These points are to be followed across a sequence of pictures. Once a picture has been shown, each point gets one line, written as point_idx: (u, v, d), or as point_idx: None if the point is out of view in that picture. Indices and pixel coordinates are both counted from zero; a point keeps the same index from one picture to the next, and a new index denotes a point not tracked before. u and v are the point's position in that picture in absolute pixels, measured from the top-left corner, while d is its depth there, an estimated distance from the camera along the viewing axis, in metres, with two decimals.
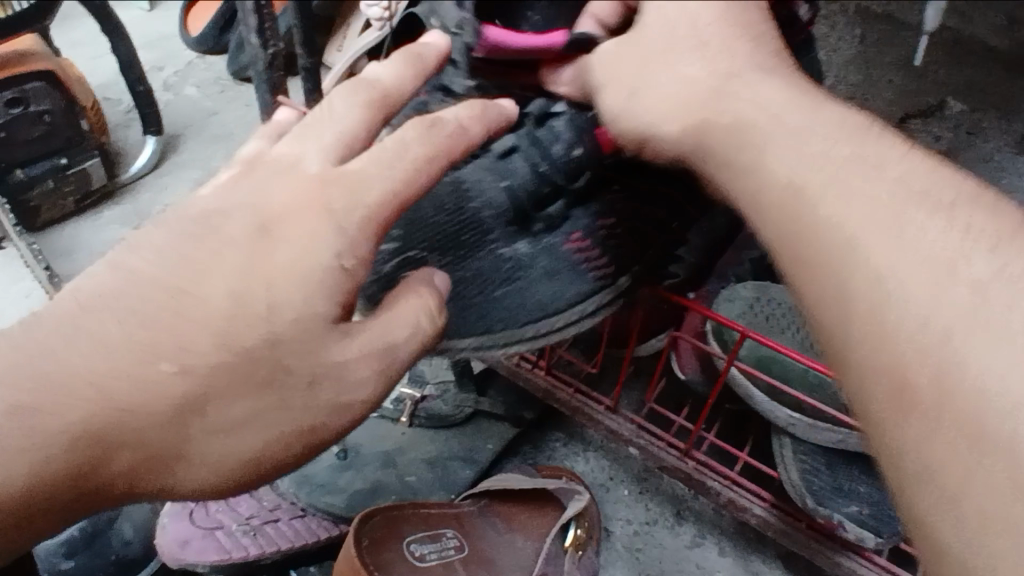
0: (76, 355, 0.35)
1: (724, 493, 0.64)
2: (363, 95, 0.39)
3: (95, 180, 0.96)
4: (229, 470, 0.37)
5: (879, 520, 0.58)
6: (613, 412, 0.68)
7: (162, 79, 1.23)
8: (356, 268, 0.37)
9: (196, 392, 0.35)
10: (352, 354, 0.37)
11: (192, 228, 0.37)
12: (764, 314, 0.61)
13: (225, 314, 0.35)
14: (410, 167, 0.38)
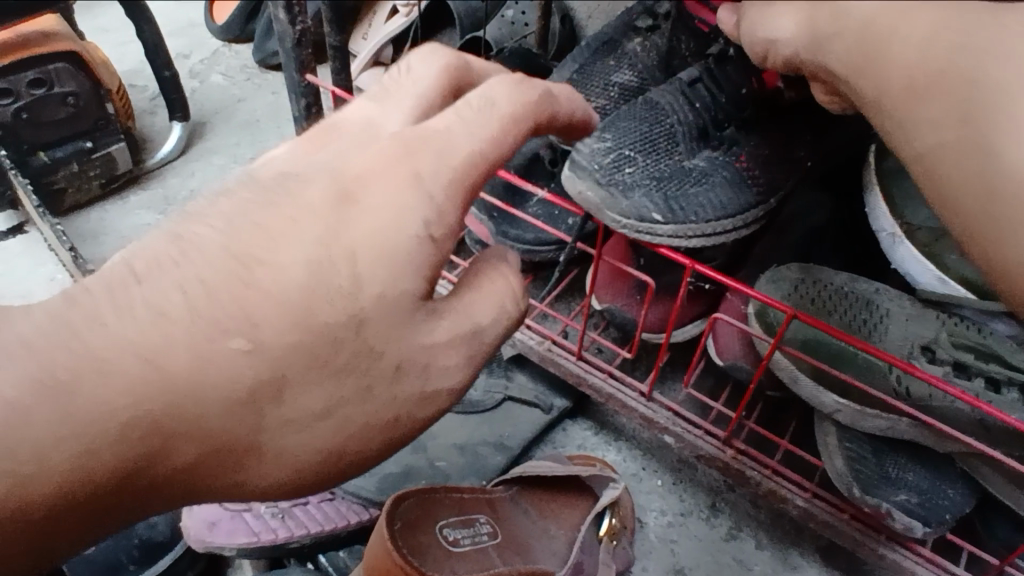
0: (130, 332, 0.32)
1: (764, 483, 0.62)
2: (443, 61, 0.38)
3: (120, 165, 0.96)
4: (301, 462, 0.37)
5: (928, 509, 0.55)
6: (648, 399, 0.66)
7: (189, 67, 1.22)
8: (445, 239, 0.36)
9: (272, 373, 0.34)
10: (441, 337, 0.37)
11: (260, 198, 0.35)
12: (809, 296, 0.59)
13: (304, 286, 0.34)
14: (497, 129, 0.36)
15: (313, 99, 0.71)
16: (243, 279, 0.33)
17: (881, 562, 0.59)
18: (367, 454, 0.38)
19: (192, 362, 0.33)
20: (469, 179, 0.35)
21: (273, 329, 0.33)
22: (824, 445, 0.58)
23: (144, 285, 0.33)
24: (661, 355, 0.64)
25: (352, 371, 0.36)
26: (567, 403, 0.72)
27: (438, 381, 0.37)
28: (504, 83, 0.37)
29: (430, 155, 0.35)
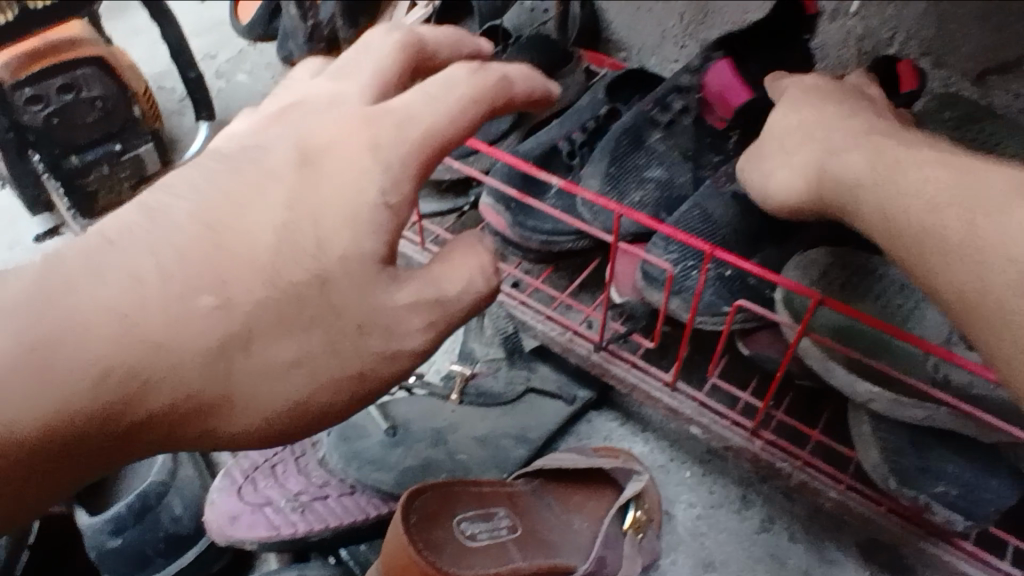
0: (102, 290, 0.33)
1: (794, 475, 0.60)
2: (398, 39, 0.41)
3: (148, 165, 0.99)
4: (274, 408, 0.37)
5: (970, 501, 0.51)
6: (674, 389, 0.65)
7: (216, 67, 1.24)
8: (400, 206, 0.37)
9: (243, 326, 0.35)
10: (403, 301, 0.38)
11: (227, 165, 0.36)
12: (837, 283, 0.57)
13: (272, 249, 0.35)
14: (454, 102, 0.37)
15: None
16: (211, 244, 0.34)
17: (918, 553, 0.58)
18: (335, 406, 0.39)
19: (167, 315, 0.33)
20: (427, 149, 0.37)
21: (234, 310, 0.34)
22: (858, 435, 0.56)
23: (121, 247, 0.34)
24: (685, 347, 0.60)
25: (320, 324, 0.36)
26: (591, 393, 0.71)
27: (407, 340, 0.38)
28: (467, 66, 0.39)
29: (390, 128, 0.37)
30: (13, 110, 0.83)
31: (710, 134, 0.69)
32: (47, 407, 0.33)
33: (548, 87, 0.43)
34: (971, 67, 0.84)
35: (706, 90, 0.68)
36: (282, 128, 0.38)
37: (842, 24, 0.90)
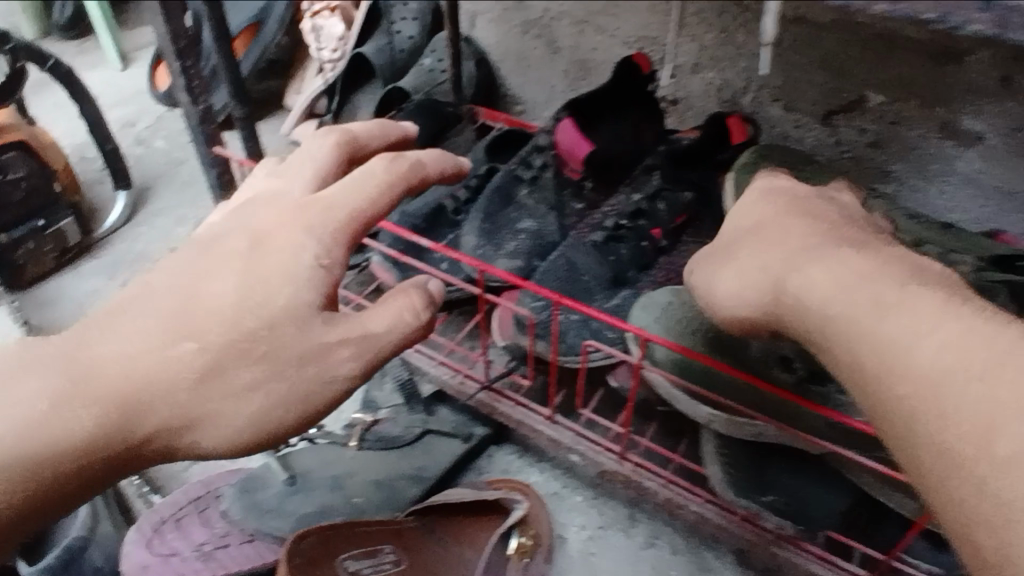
0: (112, 342, 0.39)
1: (661, 492, 0.66)
2: (332, 139, 0.48)
3: (69, 238, 1.02)
4: (238, 425, 0.41)
5: (798, 508, 0.58)
6: (553, 422, 0.71)
7: (134, 135, 1.26)
8: (333, 267, 0.42)
9: (211, 363, 0.40)
10: (333, 338, 0.42)
11: (197, 247, 0.43)
12: (675, 318, 0.64)
13: (234, 301, 0.40)
14: (374, 187, 0.45)
15: (225, 169, 0.76)
16: (184, 302, 0.40)
17: (776, 560, 0.62)
18: (287, 427, 0.43)
19: (157, 355, 0.39)
20: (350, 225, 0.43)
21: (204, 350, 0.40)
22: (706, 451, 0.62)
23: (127, 314, 0.40)
24: (577, 380, 0.67)
25: (270, 360, 0.41)
26: (487, 430, 0.77)
27: (340, 369, 0.43)
28: (384, 158, 0.47)
29: (319, 210, 0.43)
30: None
31: (569, 185, 0.76)
32: (58, 437, 0.37)
33: (457, 164, 0.52)
34: (817, 109, 0.91)
35: (557, 145, 0.76)
36: (236, 217, 0.44)
37: (703, 76, 0.99)
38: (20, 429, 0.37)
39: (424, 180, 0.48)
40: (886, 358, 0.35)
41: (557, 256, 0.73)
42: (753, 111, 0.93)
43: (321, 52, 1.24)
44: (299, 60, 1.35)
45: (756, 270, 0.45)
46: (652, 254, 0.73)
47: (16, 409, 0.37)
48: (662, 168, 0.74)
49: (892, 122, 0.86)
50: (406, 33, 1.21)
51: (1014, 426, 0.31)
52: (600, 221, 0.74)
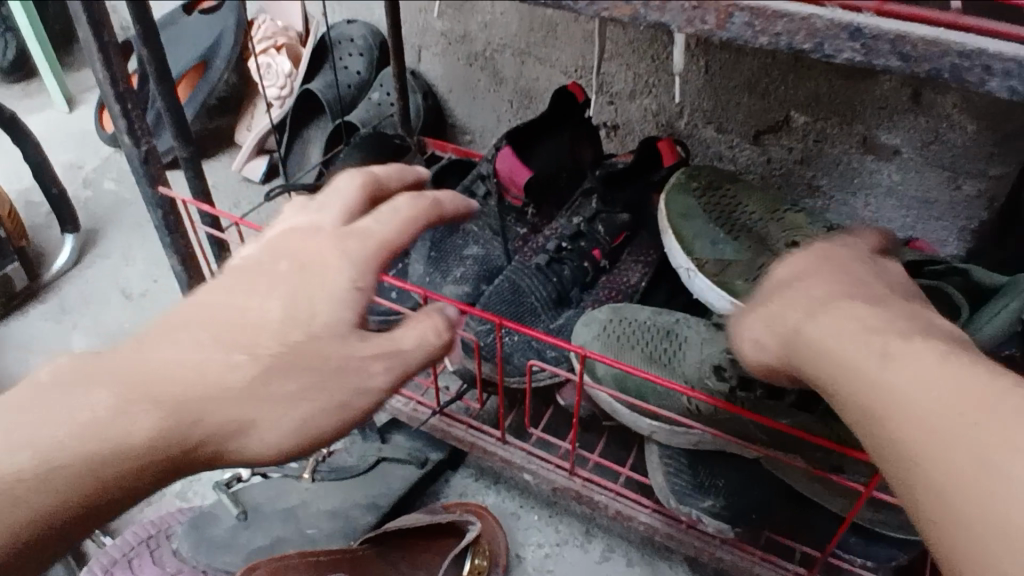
0: (167, 351, 0.38)
1: (611, 505, 0.67)
2: (358, 180, 0.48)
3: (16, 282, 1.03)
4: (287, 432, 0.40)
5: (734, 510, 0.60)
6: (504, 442, 0.73)
7: (81, 177, 1.25)
8: (367, 289, 0.42)
9: (259, 373, 0.39)
10: (368, 352, 0.42)
11: (238, 271, 0.42)
12: (616, 333, 0.67)
13: (280, 318, 0.40)
14: (399, 222, 0.45)
15: (170, 210, 0.77)
16: (232, 316, 0.39)
17: (721, 564, 0.64)
18: (329, 436, 0.41)
19: (210, 363, 0.38)
20: (380, 252, 0.43)
21: (254, 358, 0.39)
22: (651, 462, 0.64)
23: (180, 326, 0.39)
24: (527, 402, 0.69)
25: (310, 373, 0.40)
26: (443, 454, 0.78)
27: (372, 382, 0.42)
28: (408, 197, 0.47)
29: (356, 239, 0.43)
30: None
31: (512, 211, 0.80)
32: (108, 445, 0.36)
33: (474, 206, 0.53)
34: (747, 129, 0.95)
35: (499, 173, 0.80)
36: (268, 244, 0.44)
37: (639, 103, 1.03)
38: (90, 428, 0.36)
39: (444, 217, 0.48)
40: (887, 397, 0.33)
41: (502, 280, 0.75)
42: (689, 134, 1.01)
43: (268, 89, 1.28)
44: (247, 98, 1.35)
45: (771, 317, 0.41)
46: (594, 274, 0.76)
47: (85, 408, 0.36)
48: (598, 191, 0.76)
49: (817, 140, 0.91)
50: (353, 69, 1.23)
51: (1003, 466, 0.28)
52: (543, 245, 0.76)
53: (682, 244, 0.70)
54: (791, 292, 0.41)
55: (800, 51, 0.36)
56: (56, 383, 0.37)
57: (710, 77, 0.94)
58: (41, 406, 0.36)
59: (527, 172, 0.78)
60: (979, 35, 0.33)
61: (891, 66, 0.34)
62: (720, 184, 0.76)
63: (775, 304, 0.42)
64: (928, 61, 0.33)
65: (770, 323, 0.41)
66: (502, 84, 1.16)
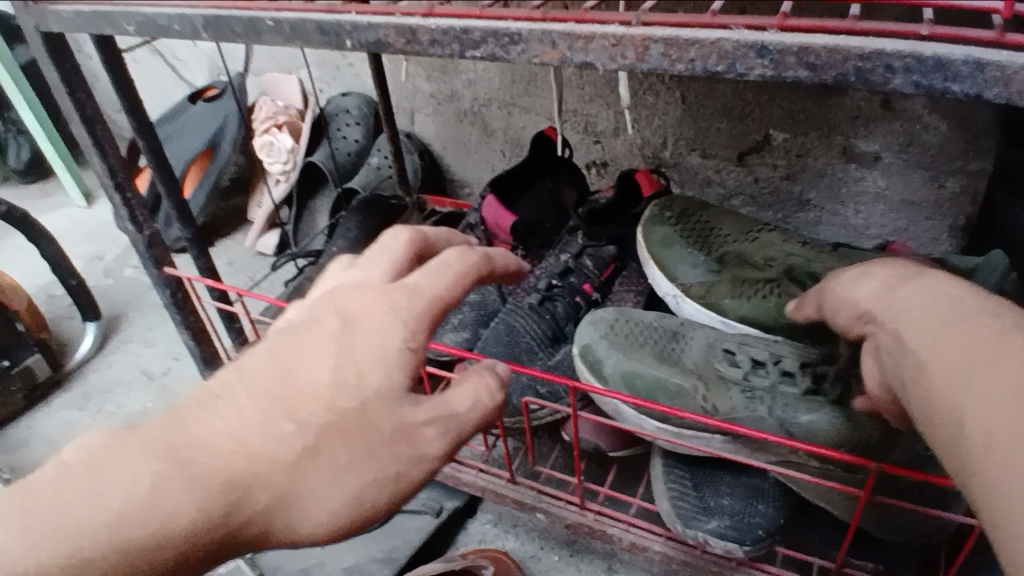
0: (213, 425, 0.35)
1: (624, 537, 0.67)
2: (407, 234, 0.43)
3: (38, 374, 1.06)
4: (337, 506, 0.37)
5: (741, 529, 0.59)
6: (514, 482, 0.73)
7: (103, 267, 1.31)
8: (421, 349, 0.38)
9: (310, 445, 0.36)
10: (423, 417, 0.38)
11: (280, 331, 0.38)
12: (623, 332, 0.66)
13: (330, 385, 0.36)
14: (450, 279, 0.40)
15: (177, 288, 0.81)
16: (282, 380, 0.36)
17: None
18: (380, 508, 0.38)
19: (260, 436, 0.35)
20: (432, 311, 0.39)
21: (304, 428, 0.35)
22: (657, 486, 0.65)
23: (224, 397, 0.36)
24: (530, 442, 0.70)
25: (363, 445, 0.37)
26: (458, 502, 0.79)
27: (427, 448, 0.39)
28: (459, 252, 0.42)
29: (404, 295, 0.38)
30: None
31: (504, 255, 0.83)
32: (146, 532, 0.33)
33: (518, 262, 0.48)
34: (730, 152, 0.97)
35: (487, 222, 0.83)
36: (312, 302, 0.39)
37: (624, 139, 1.04)
38: (126, 513, 0.33)
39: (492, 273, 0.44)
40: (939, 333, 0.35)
41: (498, 322, 0.77)
42: (676, 162, 1.02)
43: (272, 165, 1.30)
44: (256, 177, 1.42)
45: (869, 277, 0.43)
46: (586, 308, 0.77)
47: (122, 491, 0.33)
48: (583, 227, 0.78)
49: (799, 155, 0.92)
50: (351, 138, 1.28)
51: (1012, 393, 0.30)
52: (534, 284, 0.78)
53: (664, 269, 0.72)
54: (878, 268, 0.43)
55: (715, 72, 0.38)
56: (91, 462, 0.34)
57: (685, 106, 0.96)
58: (71, 488, 0.33)
59: (511, 216, 0.80)
60: (878, 37, 0.35)
61: (801, 77, 0.36)
62: (693, 212, 0.77)
63: (865, 274, 0.43)
64: (834, 68, 0.35)
65: (863, 284, 0.43)
66: (493, 135, 1.20)
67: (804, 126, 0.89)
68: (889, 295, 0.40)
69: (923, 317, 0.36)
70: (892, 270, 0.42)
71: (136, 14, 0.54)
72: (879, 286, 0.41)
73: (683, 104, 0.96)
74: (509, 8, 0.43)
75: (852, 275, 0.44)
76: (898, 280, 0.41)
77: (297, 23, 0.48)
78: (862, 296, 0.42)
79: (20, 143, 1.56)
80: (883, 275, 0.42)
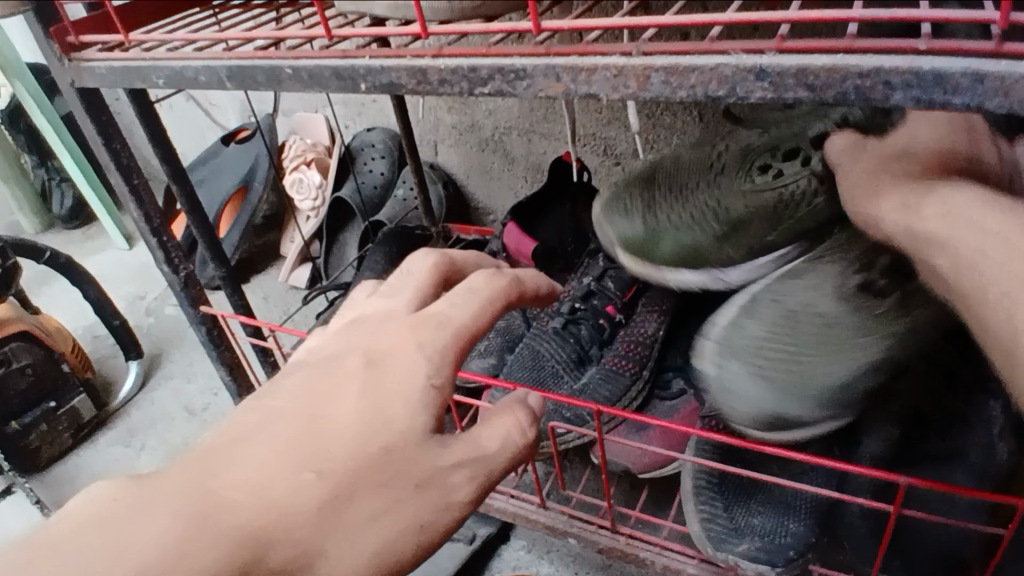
0: (233, 473, 0.34)
1: (658, 560, 0.66)
2: (431, 260, 0.44)
3: (84, 413, 1.10)
4: (363, 561, 0.35)
5: (772, 551, 0.59)
6: (545, 507, 0.73)
7: (145, 306, 1.36)
8: (445, 385, 0.38)
9: (334, 493, 0.34)
10: (452, 460, 0.38)
11: (307, 371, 0.38)
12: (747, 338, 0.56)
13: (354, 428, 0.35)
14: (478, 306, 0.41)
15: (213, 324, 0.84)
16: (308, 425, 0.35)
17: None
18: (404, 563, 0.37)
19: (281, 485, 0.34)
20: (461, 341, 0.39)
21: (328, 477, 0.34)
22: (686, 508, 0.64)
23: (248, 442, 0.35)
24: (560, 466, 0.70)
25: (390, 489, 0.36)
26: (491, 528, 0.79)
27: (456, 494, 0.38)
28: (484, 274, 0.43)
29: (432, 327, 0.39)
30: None
31: None
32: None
33: (552, 284, 0.49)
34: None
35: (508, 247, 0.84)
36: (344, 338, 0.39)
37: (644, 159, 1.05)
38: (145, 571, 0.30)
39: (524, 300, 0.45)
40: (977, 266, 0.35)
41: (525, 346, 0.78)
42: None
43: (303, 202, 1.37)
44: (288, 213, 1.46)
45: (885, 197, 0.42)
46: (611, 329, 0.77)
47: (140, 547, 0.31)
48: (602, 251, 0.81)
49: None
50: (376, 171, 1.31)
51: None
52: (558, 309, 0.80)
53: (695, 265, 0.65)
54: (888, 177, 0.43)
55: (717, 96, 0.38)
56: (107, 515, 0.32)
57: (702, 123, 0.97)
58: (79, 548, 0.31)
59: (532, 242, 0.81)
60: (874, 53, 0.35)
61: (801, 97, 0.37)
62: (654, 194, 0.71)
63: (878, 189, 0.43)
64: (833, 86, 0.36)
65: (882, 204, 0.42)
66: (515, 162, 1.22)
67: None
68: (912, 210, 0.40)
69: (960, 237, 0.36)
70: (899, 182, 0.42)
71: (165, 68, 0.57)
72: (900, 200, 0.41)
73: (699, 122, 0.97)
74: (516, 43, 0.45)
75: (870, 195, 0.44)
76: (917, 190, 0.40)
77: (315, 70, 0.51)
78: (887, 215, 0.41)
79: (63, 190, 1.63)
80: (897, 188, 0.42)
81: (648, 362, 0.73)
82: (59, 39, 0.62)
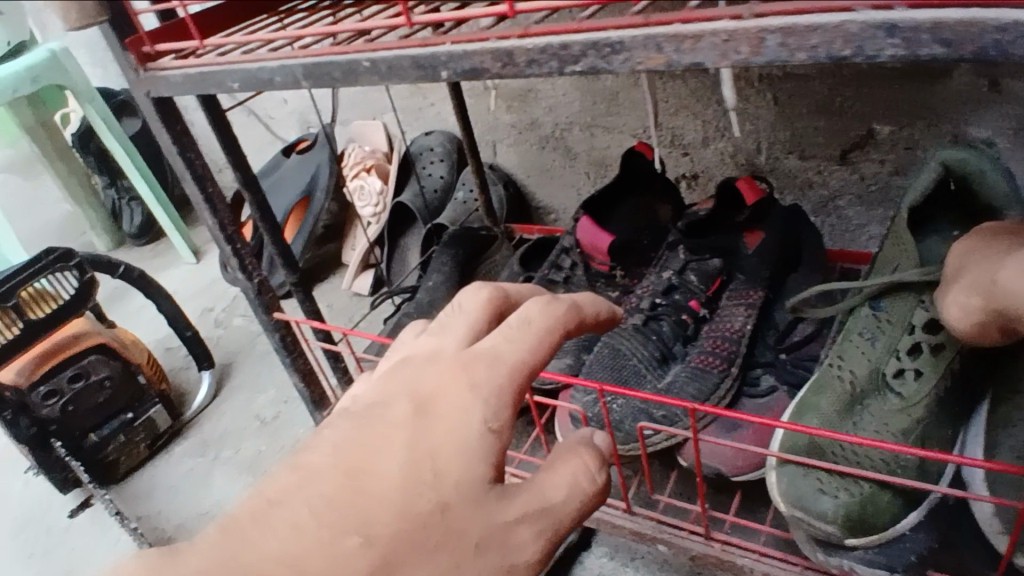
0: (272, 544, 0.32)
1: (757, 568, 0.62)
2: (484, 295, 0.42)
3: (160, 424, 1.11)
4: None
5: (891, 555, 0.56)
6: (631, 512, 0.70)
7: (213, 318, 1.38)
8: (501, 431, 0.36)
9: (381, 560, 0.32)
10: (513, 515, 0.36)
11: (352, 422, 0.36)
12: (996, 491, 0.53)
13: (400, 486, 0.34)
14: (533, 338, 0.39)
15: (286, 331, 0.83)
16: (348, 488, 0.33)
17: None
18: None
19: (323, 557, 0.31)
20: (516, 379, 0.38)
21: (370, 544, 0.32)
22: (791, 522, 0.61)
23: (282, 505, 0.33)
24: (648, 470, 0.67)
25: (440, 547, 0.34)
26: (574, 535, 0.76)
27: (519, 554, 0.36)
28: (537, 301, 0.42)
29: (486, 365, 0.37)
30: (33, 408, 0.96)
31: (602, 276, 0.81)
32: None
33: (611, 307, 0.47)
34: (832, 151, 0.92)
35: (582, 243, 0.82)
36: (393, 376, 0.38)
37: (715, 148, 1.01)
38: None
39: (584, 320, 0.44)
40: None
41: (603, 347, 0.75)
42: (772, 167, 0.97)
43: (364, 208, 1.36)
44: (348, 222, 1.47)
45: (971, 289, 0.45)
46: (695, 325, 0.74)
47: None
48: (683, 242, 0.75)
49: (908, 148, 0.86)
50: (436, 174, 1.31)
51: None
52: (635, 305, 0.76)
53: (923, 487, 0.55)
54: (972, 265, 0.46)
55: (841, 58, 0.35)
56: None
57: (776, 104, 0.92)
58: None
59: (608, 236, 0.79)
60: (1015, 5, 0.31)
61: (938, 55, 0.33)
62: None
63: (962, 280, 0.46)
64: (973, 41, 0.32)
65: (969, 294, 0.45)
66: (577, 158, 1.19)
67: (908, 119, 0.84)
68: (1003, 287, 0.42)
69: None
70: (982, 266, 0.45)
71: (240, 71, 0.57)
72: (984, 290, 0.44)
73: (771, 106, 0.92)
74: (607, 17, 0.42)
75: (957, 289, 0.46)
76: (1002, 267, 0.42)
77: (393, 61, 0.49)
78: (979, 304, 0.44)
79: (132, 208, 1.67)
80: (980, 273, 0.44)
81: (736, 358, 0.70)
82: (135, 49, 0.62)
